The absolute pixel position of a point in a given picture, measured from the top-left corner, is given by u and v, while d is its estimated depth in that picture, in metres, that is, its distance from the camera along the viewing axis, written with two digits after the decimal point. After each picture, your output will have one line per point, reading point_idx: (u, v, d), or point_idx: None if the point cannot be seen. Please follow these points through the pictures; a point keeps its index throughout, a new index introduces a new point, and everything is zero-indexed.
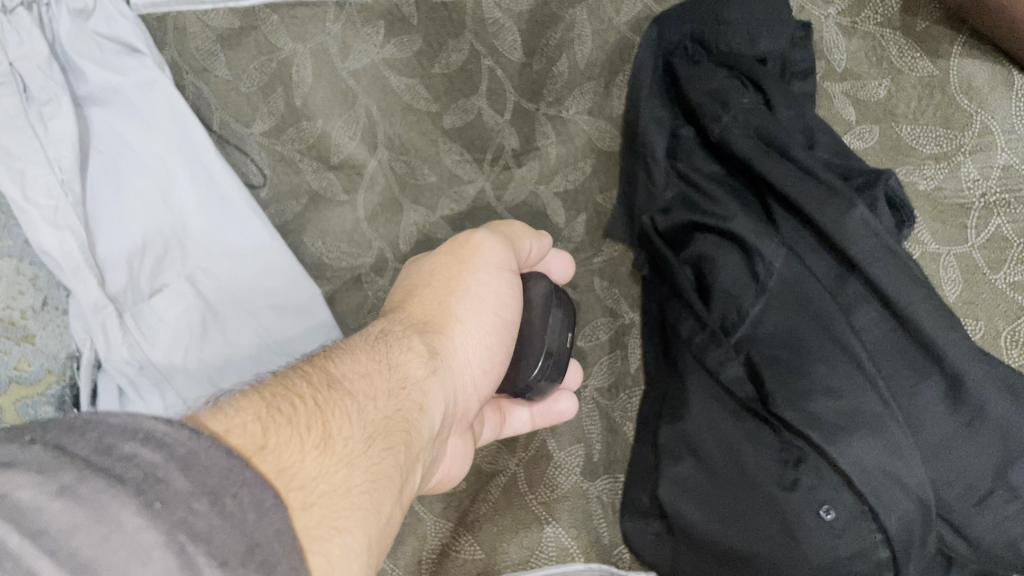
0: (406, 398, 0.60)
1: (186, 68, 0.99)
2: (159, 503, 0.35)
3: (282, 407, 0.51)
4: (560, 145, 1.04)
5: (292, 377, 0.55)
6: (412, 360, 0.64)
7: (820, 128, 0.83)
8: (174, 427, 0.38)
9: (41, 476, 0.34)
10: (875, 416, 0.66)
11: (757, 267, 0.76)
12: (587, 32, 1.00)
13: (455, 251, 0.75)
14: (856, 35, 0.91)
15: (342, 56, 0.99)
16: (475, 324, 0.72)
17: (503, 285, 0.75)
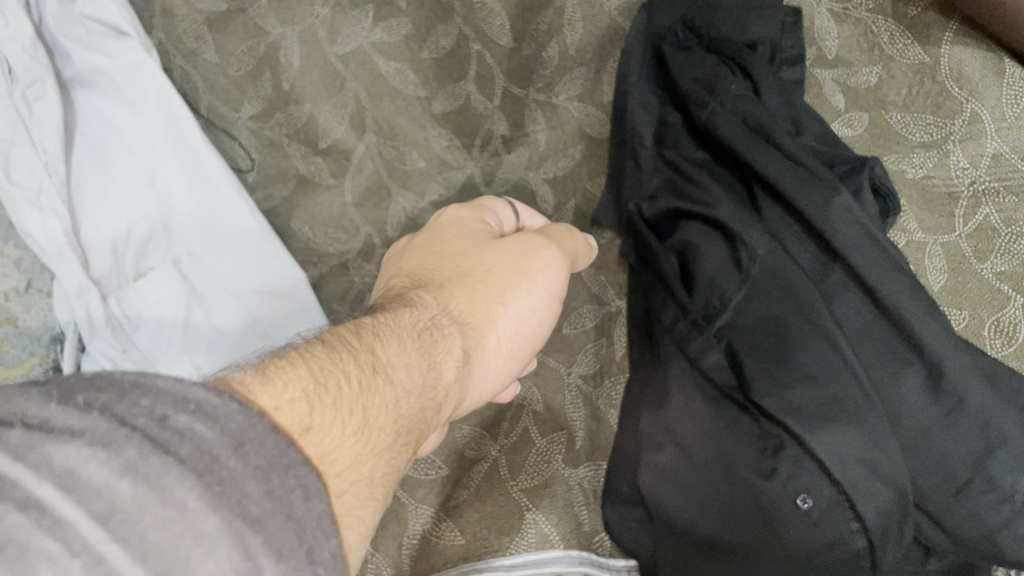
0: (432, 397, 0.61)
1: (173, 50, 0.99)
2: (216, 485, 0.35)
3: (330, 386, 0.50)
4: (550, 130, 1.03)
5: (339, 352, 0.54)
6: (447, 360, 0.64)
7: (806, 116, 0.83)
8: (224, 401, 0.37)
9: (104, 451, 0.33)
10: (853, 404, 0.66)
11: (740, 255, 0.75)
12: (577, 18, 1.00)
13: (518, 257, 0.74)
14: (847, 21, 0.90)
15: (332, 41, 0.99)
16: (509, 341, 0.72)
17: (545, 308, 0.76)
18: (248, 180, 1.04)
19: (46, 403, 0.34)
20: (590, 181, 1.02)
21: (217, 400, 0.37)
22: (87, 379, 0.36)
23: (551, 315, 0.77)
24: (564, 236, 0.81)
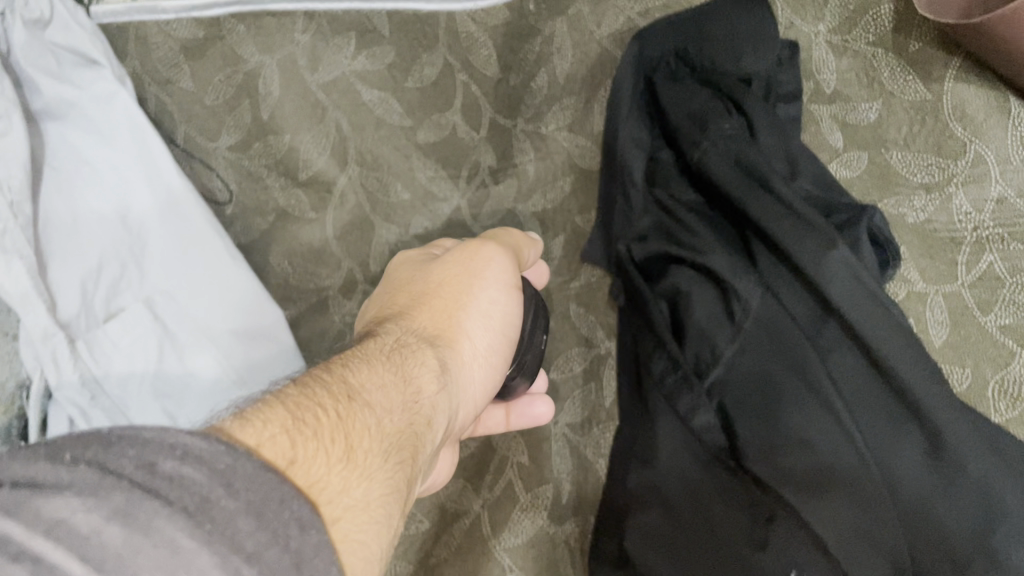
0: (418, 411, 0.57)
1: (147, 78, 0.96)
2: (208, 523, 0.33)
3: (306, 417, 0.48)
4: (539, 162, 1.00)
5: (311, 386, 0.52)
6: (425, 374, 0.61)
7: (804, 157, 0.79)
8: (211, 443, 0.35)
9: (92, 497, 0.31)
10: (841, 457, 0.64)
11: (733, 307, 0.72)
12: (567, 46, 0.97)
13: (464, 264, 0.74)
14: (846, 54, 0.87)
15: (313, 69, 0.96)
16: (484, 339, 0.70)
17: (511, 313, 0.74)
18: (225, 213, 1.01)
19: (31, 461, 0.32)
20: (580, 215, 0.99)
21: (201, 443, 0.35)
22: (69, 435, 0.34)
23: (518, 310, 0.76)
24: (505, 238, 0.81)
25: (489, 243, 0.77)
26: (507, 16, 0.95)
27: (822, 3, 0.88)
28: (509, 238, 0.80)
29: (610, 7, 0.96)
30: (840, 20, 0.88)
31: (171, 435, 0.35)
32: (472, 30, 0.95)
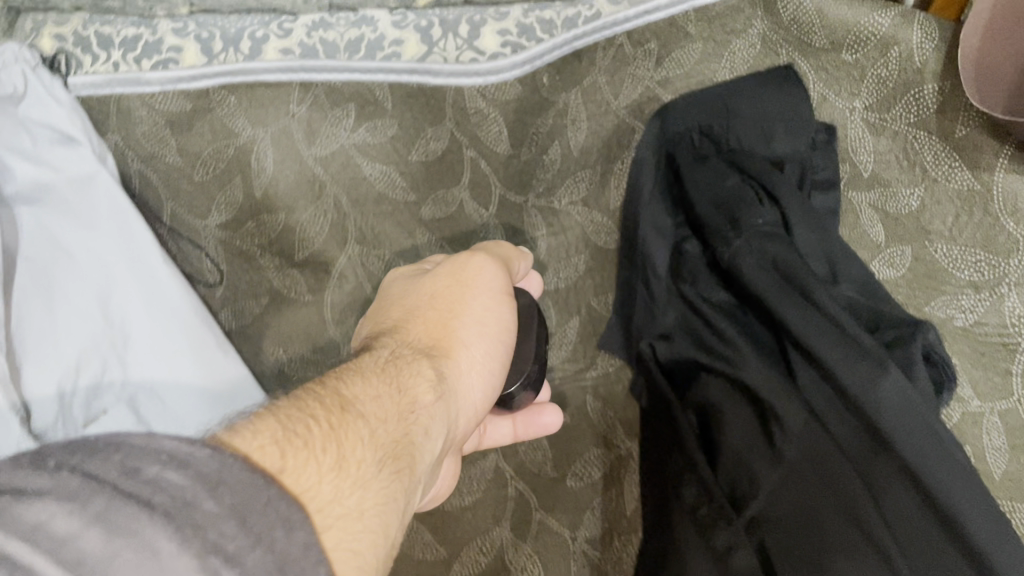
0: (414, 420, 0.57)
1: (131, 151, 0.89)
2: (191, 527, 0.33)
3: (298, 428, 0.48)
4: (552, 237, 0.94)
5: (304, 399, 0.52)
6: (420, 384, 0.60)
7: (848, 266, 0.72)
8: (196, 446, 0.36)
9: (72, 503, 0.31)
10: (870, 516, 0.60)
11: (772, 432, 0.67)
12: (582, 117, 0.90)
13: (454, 275, 0.72)
14: (885, 134, 0.81)
15: (309, 142, 0.89)
16: (479, 347, 0.68)
17: (506, 322, 0.72)
18: (216, 293, 0.96)
19: (18, 471, 0.32)
20: (596, 298, 0.92)
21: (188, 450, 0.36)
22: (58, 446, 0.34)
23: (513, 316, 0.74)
24: (496, 249, 0.79)
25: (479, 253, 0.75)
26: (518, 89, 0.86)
27: (859, 79, 0.82)
28: (500, 249, 0.78)
29: (628, 75, 0.88)
30: (879, 96, 0.81)
31: (161, 444, 0.35)
32: (482, 106, 0.86)
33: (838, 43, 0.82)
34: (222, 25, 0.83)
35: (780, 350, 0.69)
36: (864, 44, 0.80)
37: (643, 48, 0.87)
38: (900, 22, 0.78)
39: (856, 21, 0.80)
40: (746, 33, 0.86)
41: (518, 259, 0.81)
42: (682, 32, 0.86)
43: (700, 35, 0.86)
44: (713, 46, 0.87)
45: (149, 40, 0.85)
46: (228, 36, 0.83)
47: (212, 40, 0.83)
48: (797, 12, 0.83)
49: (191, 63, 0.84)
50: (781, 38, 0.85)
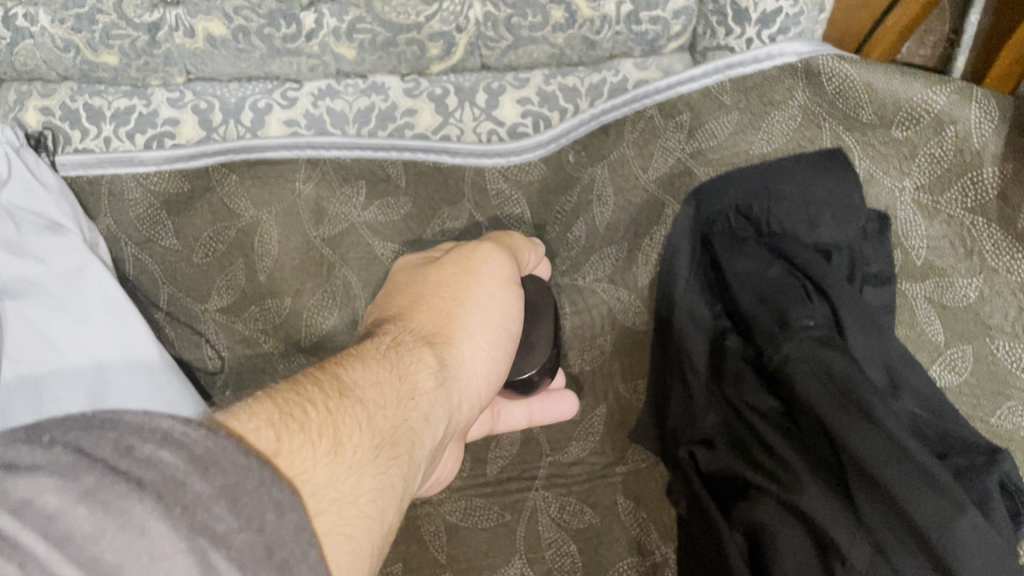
0: (413, 408, 0.56)
1: (124, 237, 0.83)
2: (180, 507, 0.32)
3: (294, 412, 0.47)
4: (576, 315, 0.87)
5: (303, 383, 0.52)
6: (421, 372, 0.60)
7: (906, 377, 0.66)
8: (192, 427, 0.35)
9: (62, 479, 0.31)
10: None
11: (832, 563, 0.60)
12: (609, 192, 0.85)
13: (462, 264, 0.72)
14: (939, 218, 0.75)
15: (316, 222, 0.84)
16: (483, 337, 0.68)
17: (511, 311, 0.72)
18: (218, 382, 0.87)
19: (12, 446, 0.32)
20: (628, 388, 0.85)
21: (186, 429, 0.35)
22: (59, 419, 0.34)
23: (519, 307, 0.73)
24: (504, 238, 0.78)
25: (486, 243, 0.74)
26: (541, 171, 0.85)
27: (909, 156, 0.76)
28: (512, 239, 0.78)
29: (657, 147, 0.83)
30: (931, 177, 0.75)
31: (158, 422, 0.34)
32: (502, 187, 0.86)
33: (887, 119, 0.76)
34: (222, 95, 0.83)
35: (840, 474, 0.62)
36: (916, 121, 0.74)
37: (674, 120, 0.82)
38: (957, 100, 0.72)
39: (907, 97, 0.74)
40: (786, 105, 0.79)
41: (528, 249, 0.79)
42: (715, 104, 0.81)
43: (736, 105, 0.80)
44: (750, 118, 0.80)
45: (143, 113, 0.83)
46: (229, 107, 0.83)
47: (212, 112, 0.83)
48: (842, 84, 0.77)
49: (190, 135, 0.83)
50: (823, 112, 0.79)
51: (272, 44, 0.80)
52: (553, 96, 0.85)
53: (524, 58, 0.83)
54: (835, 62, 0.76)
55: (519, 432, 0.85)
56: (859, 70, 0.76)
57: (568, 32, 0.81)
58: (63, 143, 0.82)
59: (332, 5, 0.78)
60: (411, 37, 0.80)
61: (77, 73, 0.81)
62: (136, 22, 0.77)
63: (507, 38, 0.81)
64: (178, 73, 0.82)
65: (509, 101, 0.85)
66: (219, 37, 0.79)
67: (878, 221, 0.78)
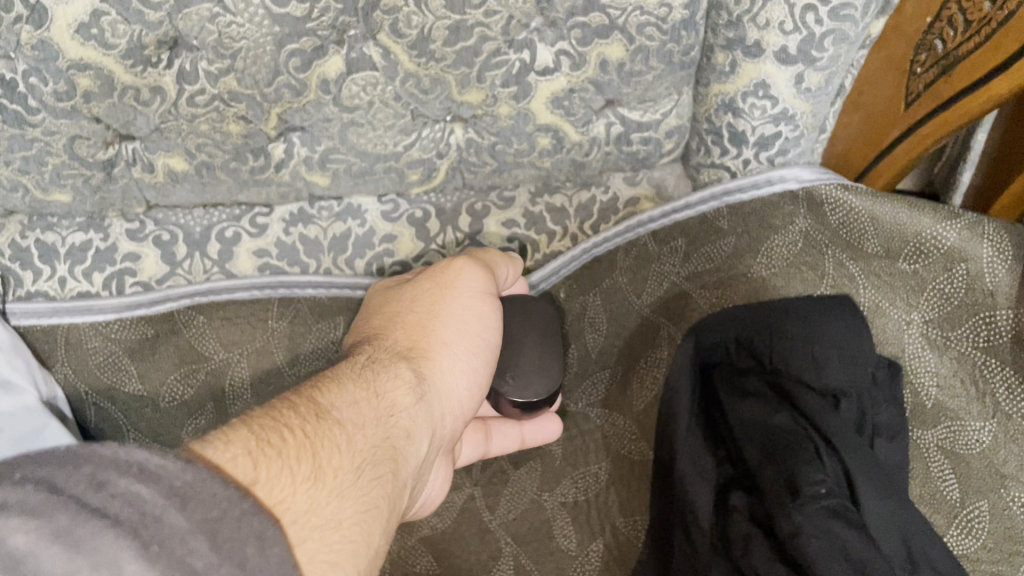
0: (394, 425, 0.56)
1: (83, 386, 0.78)
2: (156, 545, 0.33)
3: (272, 438, 0.47)
4: (567, 441, 0.83)
5: (280, 409, 0.51)
6: (400, 388, 0.59)
7: (922, 548, 0.64)
8: (170, 461, 0.36)
9: (36, 519, 0.32)
10: None
11: None
12: (601, 318, 0.81)
13: (435, 278, 0.69)
14: (950, 355, 0.71)
15: (291, 363, 0.79)
16: (460, 346, 0.66)
17: (492, 320, 0.69)
18: None
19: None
20: (625, 518, 0.81)
21: (163, 461, 0.36)
22: (45, 456, 0.36)
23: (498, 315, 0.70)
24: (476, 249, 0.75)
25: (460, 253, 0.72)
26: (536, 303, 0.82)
27: (917, 290, 0.71)
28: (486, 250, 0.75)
29: (651, 273, 0.80)
30: (941, 314, 0.71)
31: (135, 456, 0.36)
32: None
33: (894, 252, 0.72)
34: (187, 224, 0.77)
35: None
36: (925, 256, 0.70)
37: (668, 246, 0.79)
38: (968, 236, 0.69)
39: (916, 231, 0.70)
40: (787, 231, 0.75)
41: (504, 265, 0.74)
42: (712, 228, 0.77)
43: (733, 232, 0.76)
44: (749, 242, 0.76)
45: (101, 248, 0.77)
46: (195, 237, 0.77)
47: (174, 244, 0.77)
48: (847, 215, 0.73)
49: (152, 271, 0.77)
50: (825, 239, 0.74)
51: (239, 176, 0.74)
52: (540, 218, 0.80)
53: (509, 180, 0.78)
54: (839, 192, 0.73)
55: (511, 570, 0.81)
56: (864, 201, 0.72)
57: (556, 156, 0.76)
58: (13, 285, 0.76)
59: (303, 134, 0.72)
60: (389, 165, 0.75)
61: (26, 209, 0.75)
62: (90, 161, 0.71)
63: (492, 163, 0.76)
64: (137, 204, 0.76)
65: (494, 224, 0.80)
66: (181, 171, 0.73)
67: (889, 368, 0.73)
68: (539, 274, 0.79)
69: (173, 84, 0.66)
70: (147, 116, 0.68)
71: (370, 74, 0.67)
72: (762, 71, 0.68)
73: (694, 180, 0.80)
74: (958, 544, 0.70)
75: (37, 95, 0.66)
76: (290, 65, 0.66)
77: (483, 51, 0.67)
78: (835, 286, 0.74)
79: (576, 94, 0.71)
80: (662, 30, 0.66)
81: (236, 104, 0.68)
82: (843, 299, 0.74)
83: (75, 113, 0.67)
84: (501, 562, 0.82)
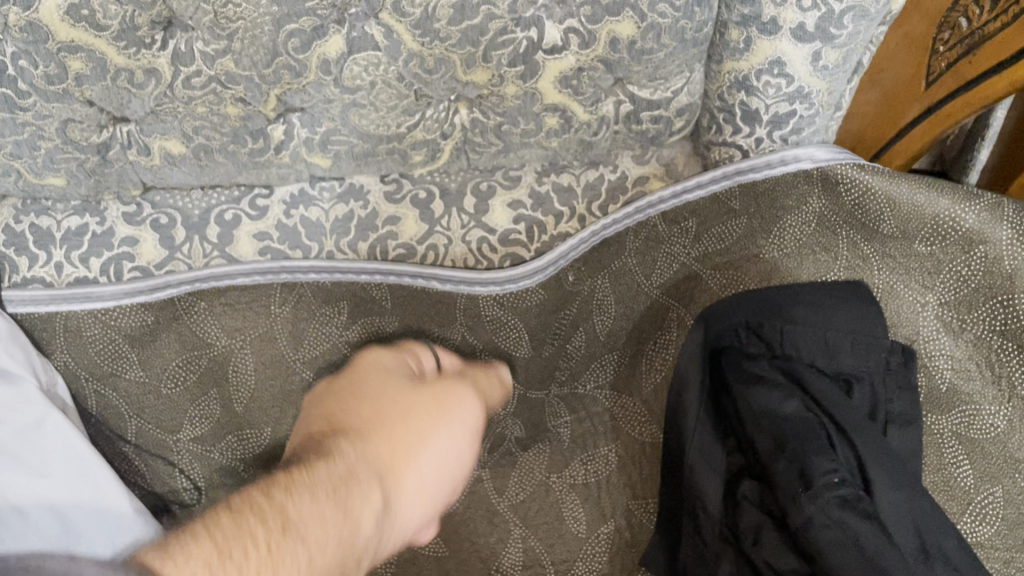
0: (350, 556, 0.46)
1: (84, 374, 0.77)
2: None
3: (233, 552, 0.40)
4: (576, 423, 0.83)
5: (243, 517, 0.43)
6: (370, 509, 0.49)
7: (937, 539, 0.63)
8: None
9: None
10: None
11: None
12: (609, 301, 0.79)
13: (434, 399, 0.60)
14: (964, 337, 0.70)
15: (295, 347, 0.77)
16: (439, 471, 0.56)
17: (468, 456, 0.60)
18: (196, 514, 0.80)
19: None
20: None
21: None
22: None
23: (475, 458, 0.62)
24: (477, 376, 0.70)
25: (461, 385, 0.64)
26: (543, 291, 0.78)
27: (932, 271, 0.70)
28: (480, 377, 0.70)
29: (660, 255, 0.77)
30: (957, 296, 0.70)
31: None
32: (498, 315, 0.78)
33: (909, 235, 0.70)
34: (184, 206, 0.76)
35: None
36: (942, 237, 0.69)
37: (678, 227, 0.76)
38: (987, 218, 0.67)
39: (934, 213, 0.69)
40: (800, 211, 0.73)
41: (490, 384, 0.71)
42: (723, 209, 0.75)
43: (745, 211, 0.74)
44: (760, 223, 0.74)
45: (97, 232, 0.75)
46: (193, 220, 0.76)
47: (173, 227, 0.76)
48: (863, 196, 0.71)
49: (151, 256, 0.75)
50: (840, 220, 0.73)
51: (238, 159, 0.72)
52: (546, 198, 0.79)
53: (515, 160, 0.76)
54: (855, 171, 0.71)
55: (520, 551, 0.82)
56: (880, 180, 0.70)
57: (564, 136, 0.74)
58: (9, 271, 0.75)
59: (304, 115, 0.70)
60: (392, 146, 0.73)
61: (19, 193, 0.73)
62: (84, 144, 0.69)
63: (497, 144, 0.74)
64: (133, 187, 0.74)
65: (499, 205, 0.78)
66: (178, 154, 0.71)
67: (902, 354, 0.71)
68: (550, 256, 0.76)
69: (168, 67, 0.64)
70: (141, 99, 0.66)
71: (372, 55, 0.65)
72: (777, 49, 0.66)
73: (705, 158, 0.78)
74: (971, 531, 0.70)
75: (27, 78, 0.63)
76: (289, 45, 0.63)
77: (490, 30, 0.64)
78: (848, 268, 0.73)
79: (584, 73, 0.69)
80: (674, 6, 0.64)
81: (234, 86, 0.66)
82: (856, 286, 0.72)
83: (67, 96, 0.65)
84: (511, 543, 0.82)
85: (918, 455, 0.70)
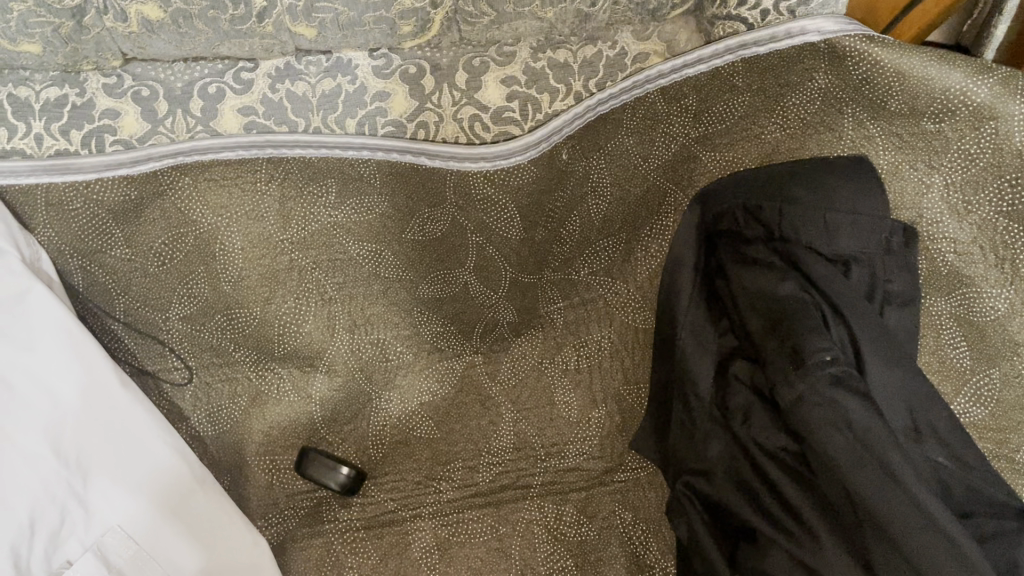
0: None
1: (68, 249, 0.74)
2: None
3: None
4: (568, 309, 0.85)
5: None
6: None
7: (926, 417, 0.63)
8: None
9: None
10: None
11: None
12: (604, 183, 0.77)
13: None
14: (971, 220, 0.66)
15: (281, 227, 0.77)
16: None
17: None
18: (187, 395, 0.83)
19: None
20: (599, 531, 0.82)
21: None
22: None
23: None
24: None
25: None
26: (535, 172, 0.76)
27: (941, 150, 0.66)
28: None
29: (658, 134, 0.75)
30: (964, 176, 0.66)
31: None
32: (490, 194, 0.76)
33: (917, 112, 0.66)
34: (165, 78, 0.73)
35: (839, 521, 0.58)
36: (951, 113, 0.64)
37: (678, 105, 0.73)
38: (1000, 92, 0.62)
39: (943, 86, 0.64)
40: (804, 88, 0.70)
41: None
42: (725, 86, 0.72)
43: (747, 88, 0.71)
44: (762, 101, 0.71)
45: (77, 104, 0.72)
46: (176, 93, 0.73)
47: (155, 100, 0.73)
48: (870, 70, 0.66)
49: (133, 129, 0.73)
50: (846, 95, 0.69)
51: (218, 25, 0.67)
52: (541, 74, 0.75)
53: (510, 32, 0.72)
54: (864, 44, 0.66)
55: (511, 433, 0.86)
56: (889, 52, 0.65)
57: (560, 6, 0.69)
58: None
59: None
60: (379, 16, 0.68)
61: None
62: (56, 8, 0.64)
63: (490, 15, 0.70)
64: (112, 57, 0.70)
65: (492, 81, 0.75)
66: (155, 20, 0.66)
67: (903, 234, 0.67)
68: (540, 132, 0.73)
69: None
70: None
71: None
72: None
73: (707, 34, 0.75)
74: (965, 412, 0.70)
75: None
76: None
77: None
78: (853, 147, 0.70)
79: None
80: None
81: None
82: (859, 162, 0.69)
83: None
84: (502, 428, 0.86)
85: (913, 337, 0.69)
